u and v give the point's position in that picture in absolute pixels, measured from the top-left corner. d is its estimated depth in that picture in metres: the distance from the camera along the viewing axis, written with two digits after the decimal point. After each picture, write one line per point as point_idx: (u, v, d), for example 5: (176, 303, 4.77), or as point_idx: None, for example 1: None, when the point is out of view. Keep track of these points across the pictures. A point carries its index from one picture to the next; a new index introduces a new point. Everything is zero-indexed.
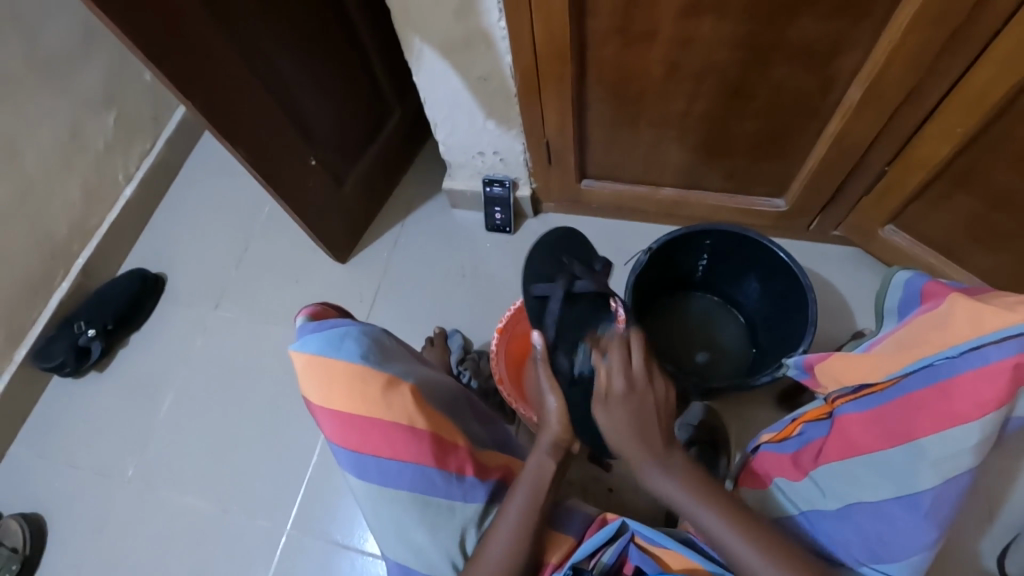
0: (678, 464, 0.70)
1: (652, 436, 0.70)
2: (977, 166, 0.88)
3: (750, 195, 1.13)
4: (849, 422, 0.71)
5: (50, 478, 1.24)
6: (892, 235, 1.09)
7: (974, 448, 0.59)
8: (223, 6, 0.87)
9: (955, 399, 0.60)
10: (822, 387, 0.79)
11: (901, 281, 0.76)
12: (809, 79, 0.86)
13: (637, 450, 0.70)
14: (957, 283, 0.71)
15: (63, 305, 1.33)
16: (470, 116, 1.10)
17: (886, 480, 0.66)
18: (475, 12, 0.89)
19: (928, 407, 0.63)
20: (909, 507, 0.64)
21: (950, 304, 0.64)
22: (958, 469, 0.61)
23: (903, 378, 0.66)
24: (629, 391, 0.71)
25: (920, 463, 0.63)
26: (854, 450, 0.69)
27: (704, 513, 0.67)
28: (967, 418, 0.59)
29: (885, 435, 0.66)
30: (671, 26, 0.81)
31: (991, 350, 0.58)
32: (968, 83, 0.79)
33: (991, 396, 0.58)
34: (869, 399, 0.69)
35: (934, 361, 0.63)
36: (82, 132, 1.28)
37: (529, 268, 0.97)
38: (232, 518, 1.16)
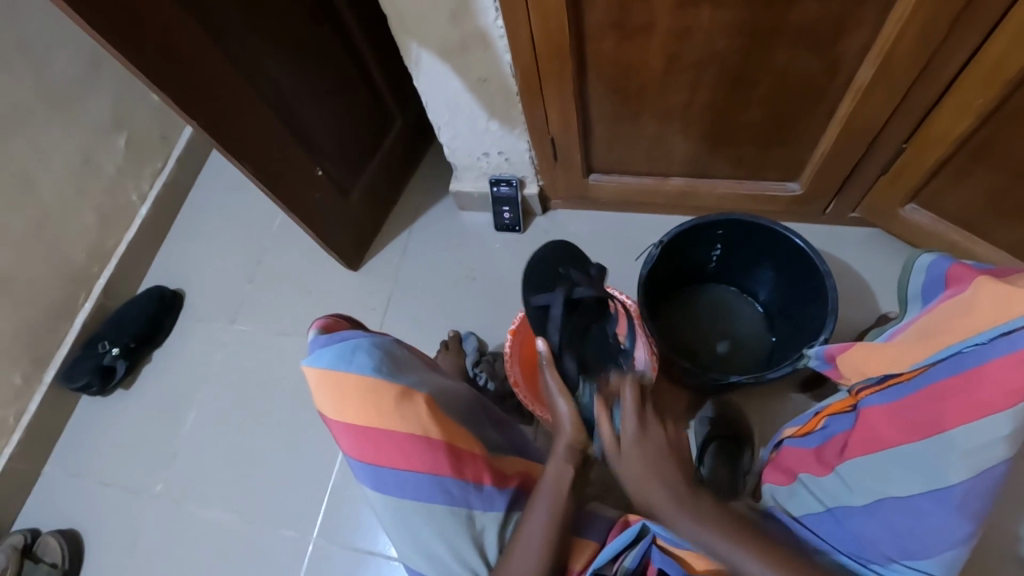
0: (707, 507, 0.68)
1: (672, 476, 0.70)
2: (999, 139, 0.84)
3: (762, 181, 1.11)
4: (872, 414, 0.69)
5: (84, 495, 1.28)
6: (914, 215, 1.05)
7: (1005, 438, 0.57)
8: (219, 25, 0.87)
9: (982, 387, 0.58)
10: (845, 378, 0.77)
11: (925, 265, 0.74)
12: (816, 61, 0.83)
13: (660, 493, 0.69)
14: (985, 265, 0.69)
15: (86, 326, 1.36)
16: (472, 118, 1.09)
17: (912, 474, 0.64)
18: (469, 14, 0.88)
19: (953, 398, 0.60)
20: (939, 501, 0.62)
21: (975, 289, 0.63)
22: (989, 461, 0.58)
23: (929, 367, 0.64)
24: (641, 432, 0.72)
25: (947, 456, 0.61)
26: (880, 444, 0.68)
27: (745, 559, 0.63)
28: (995, 407, 0.56)
29: (910, 428, 0.64)
30: (669, 16, 0.79)
31: (1021, 335, 0.55)
32: (985, 54, 0.76)
33: (1021, 384, 0.55)
34: (895, 390, 0.68)
35: (961, 349, 0.60)
36: (94, 157, 1.31)
37: (528, 281, 1.05)
38: (259, 529, 1.18)
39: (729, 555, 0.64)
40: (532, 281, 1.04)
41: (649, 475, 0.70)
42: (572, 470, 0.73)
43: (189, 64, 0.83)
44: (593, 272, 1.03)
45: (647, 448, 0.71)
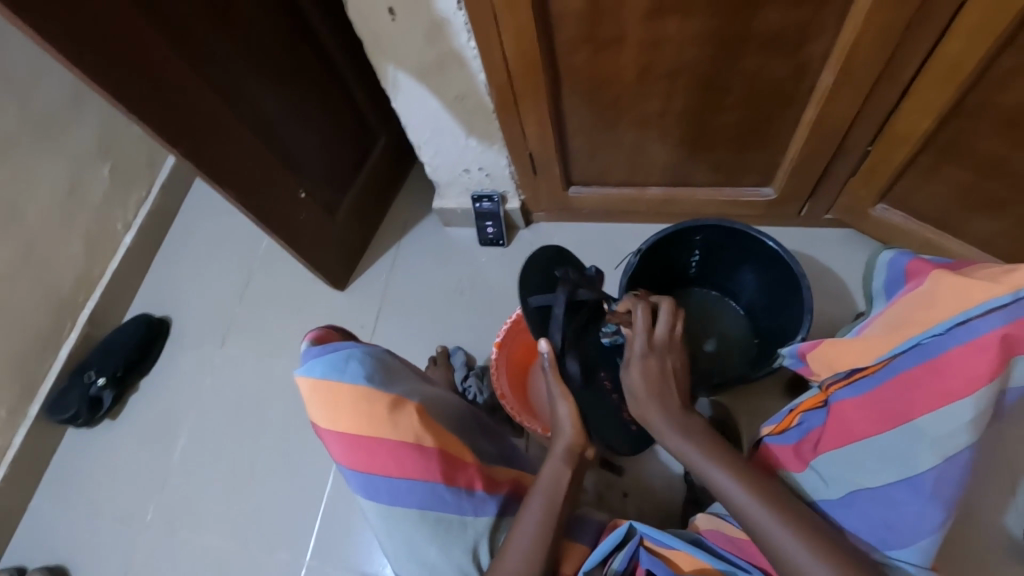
0: (694, 426, 0.74)
1: (669, 398, 0.75)
2: (960, 135, 0.87)
3: (737, 187, 1.13)
4: (846, 407, 0.72)
5: (73, 528, 1.26)
6: (884, 214, 1.08)
7: (970, 424, 0.62)
8: (201, 53, 0.89)
9: (948, 374, 0.63)
10: (815, 375, 0.79)
11: (885, 262, 0.79)
12: (782, 66, 0.86)
13: (655, 411, 0.75)
14: (938, 260, 0.75)
15: (72, 356, 1.35)
16: (453, 135, 1.11)
17: (889, 464, 0.68)
18: (445, 35, 0.91)
19: (923, 386, 0.65)
20: (913, 489, 0.66)
21: (933, 282, 0.68)
22: (956, 447, 0.63)
23: (893, 359, 0.68)
24: (649, 351, 0.76)
25: (921, 444, 0.65)
26: (854, 435, 0.71)
27: (715, 471, 0.70)
28: (961, 394, 0.62)
29: (884, 417, 0.69)
30: (637, 30, 0.82)
31: (978, 323, 0.62)
32: (940, 56, 0.79)
33: (982, 370, 0.61)
34: (863, 383, 0.71)
35: (921, 340, 0.66)
36: (79, 188, 1.32)
37: (525, 280, 0.96)
38: (253, 554, 1.16)
39: (710, 471, 0.71)
40: (529, 279, 0.96)
41: (651, 395, 0.75)
42: (570, 475, 0.74)
43: (171, 92, 0.85)
44: (590, 272, 0.98)
45: (656, 367, 0.75)
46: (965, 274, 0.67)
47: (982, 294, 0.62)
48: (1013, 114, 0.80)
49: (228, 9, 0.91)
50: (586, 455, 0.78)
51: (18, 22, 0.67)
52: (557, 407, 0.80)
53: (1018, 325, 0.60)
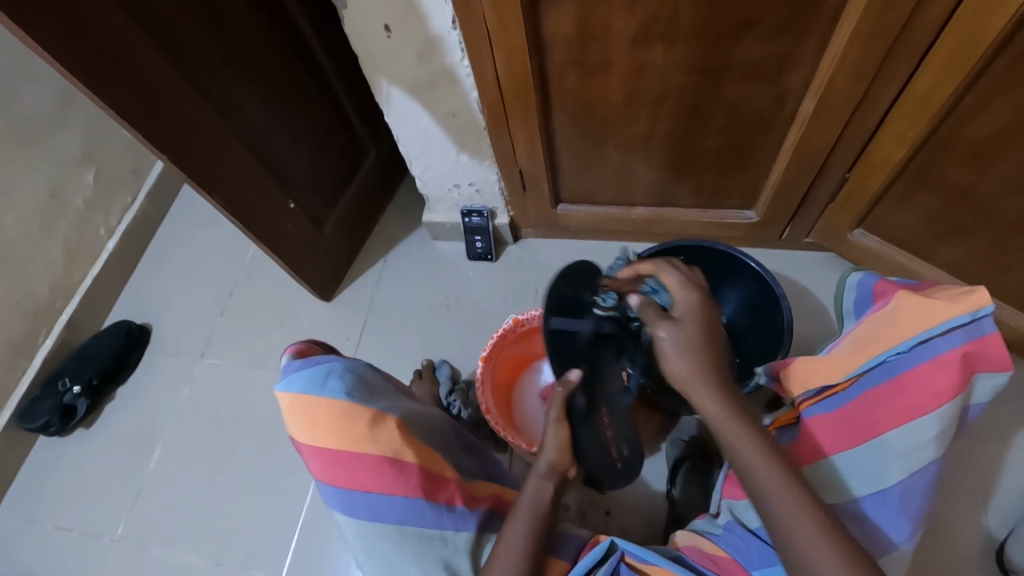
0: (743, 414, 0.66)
1: (718, 368, 0.68)
2: (932, 165, 0.91)
3: (721, 209, 1.16)
4: (817, 423, 0.75)
5: (38, 541, 1.21)
6: (861, 239, 1.11)
7: (935, 438, 0.67)
8: (195, 63, 0.90)
9: (915, 390, 0.68)
10: (786, 393, 0.81)
11: (854, 283, 0.84)
12: (762, 94, 0.89)
13: (705, 389, 0.67)
14: (902, 280, 0.79)
15: (47, 363, 1.32)
16: (443, 151, 1.13)
17: (857, 479, 0.70)
18: (437, 54, 0.93)
19: (890, 401, 0.69)
20: (883, 504, 0.69)
21: (898, 301, 0.72)
22: (920, 461, 0.68)
23: (861, 376, 0.72)
24: (701, 307, 0.70)
25: (888, 459, 0.68)
26: (824, 451, 0.73)
27: (768, 476, 0.63)
28: (926, 409, 0.66)
29: (853, 434, 0.71)
30: (625, 56, 0.85)
31: (940, 341, 0.67)
32: (913, 89, 0.83)
33: (945, 385, 0.66)
34: (832, 400, 0.74)
35: (887, 357, 0.70)
36: (62, 191, 1.30)
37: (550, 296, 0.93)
38: (227, 569, 1.14)
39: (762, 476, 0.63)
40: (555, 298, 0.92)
41: (698, 347, 0.68)
42: (552, 488, 0.73)
43: (161, 99, 0.85)
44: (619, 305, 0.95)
45: (705, 313, 0.70)
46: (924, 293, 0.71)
47: (943, 313, 0.67)
48: (980, 147, 0.84)
49: (222, 21, 0.92)
50: (569, 476, 0.78)
51: (13, 27, 0.67)
52: (544, 442, 0.79)
53: (975, 343, 0.66)
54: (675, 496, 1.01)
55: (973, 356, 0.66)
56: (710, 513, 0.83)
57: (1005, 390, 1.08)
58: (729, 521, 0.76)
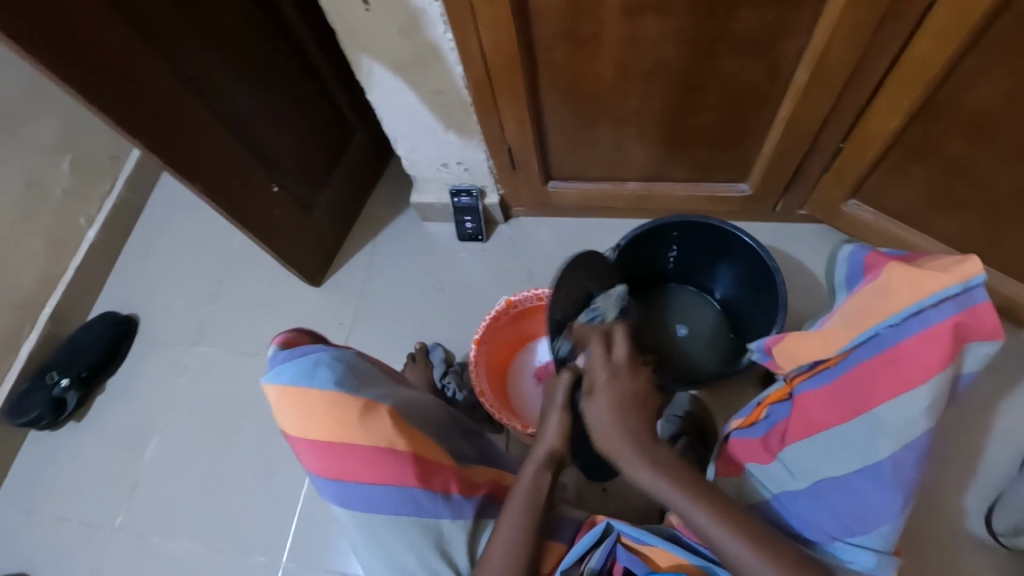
0: (671, 466, 0.70)
1: (641, 433, 0.72)
2: (927, 135, 0.89)
3: (715, 182, 1.14)
4: (809, 399, 0.75)
5: (36, 535, 1.21)
6: (856, 210, 1.10)
7: (926, 410, 0.66)
8: (166, 44, 0.86)
9: (905, 363, 0.67)
10: (780, 367, 0.81)
11: (845, 256, 0.82)
12: (758, 65, 0.87)
13: (629, 452, 0.71)
14: (895, 253, 0.78)
15: (33, 357, 1.30)
16: (430, 130, 1.09)
17: (849, 451, 0.71)
18: (420, 28, 0.89)
19: (881, 374, 0.69)
20: (873, 477, 0.69)
21: (887, 275, 0.70)
22: (913, 433, 0.67)
23: (853, 350, 0.72)
24: (613, 379, 0.75)
25: (879, 432, 0.69)
26: (816, 426, 0.74)
27: (704, 520, 0.66)
28: (917, 381, 0.66)
29: (844, 408, 0.72)
30: (616, 27, 0.82)
31: (931, 313, 0.66)
32: (909, 57, 0.80)
33: (935, 357, 0.65)
34: (825, 374, 0.75)
35: (879, 330, 0.69)
36: (38, 182, 1.29)
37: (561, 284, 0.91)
38: (228, 556, 1.14)
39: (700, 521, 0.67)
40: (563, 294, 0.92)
41: (618, 419, 0.72)
42: (550, 478, 0.73)
43: (135, 84, 0.81)
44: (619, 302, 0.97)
45: (619, 385, 0.75)
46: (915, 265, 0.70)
47: (934, 284, 0.65)
48: (976, 116, 0.82)
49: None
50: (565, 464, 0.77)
51: None
52: (548, 418, 0.78)
53: (967, 313, 0.65)
54: None
55: (963, 327, 0.65)
56: None
57: (998, 359, 1.09)
58: None
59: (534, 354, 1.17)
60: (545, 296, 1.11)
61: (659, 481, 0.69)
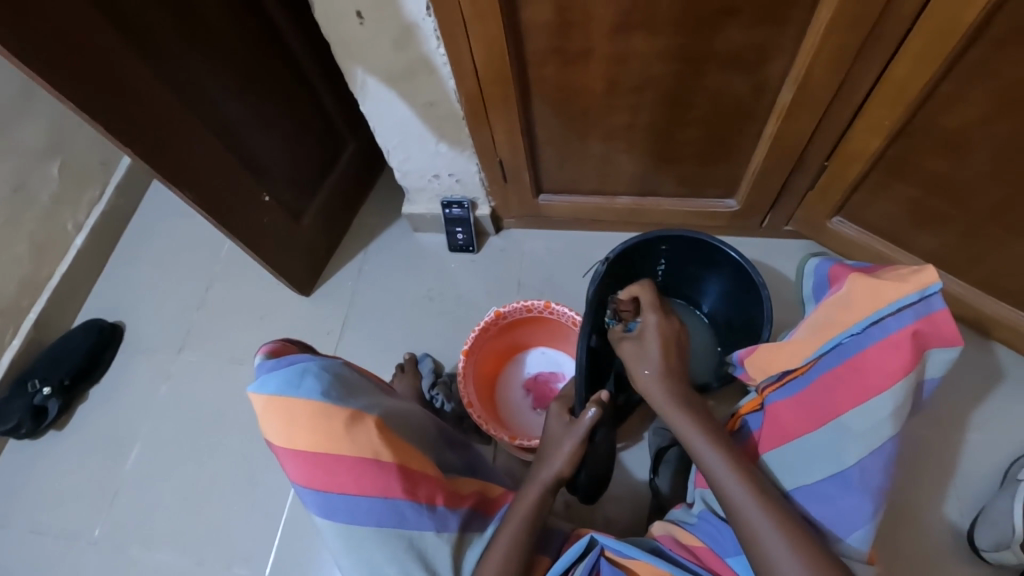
0: (700, 415, 0.76)
1: (676, 378, 0.80)
2: (907, 155, 0.91)
3: (701, 198, 1.16)
4: (780, 408, 0.76)
5: (11, 546, 1.18)
6: (840, 227, 1.12)
7: (891, 416, 0.68)
8: (159, 52, 0.86)
9: (869, 370, 0.69)
10: (752, 379, 0.81)
11: (812, 269, 0.87)
12: (743, 82, 0.89)
13: (663, 392, 0.79)
14: (858, 264, 0.82)
15: (15, 363, 1.28)
16: (423, 141, 1.10)
17: (818, 461, 0.71)
18: (413, 42, 0.90)
19: (847, 382, 0.71)
20: (843, 484, 0.69)
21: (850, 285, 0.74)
22: (879, 440, 0.68)
23: (818, 359, 0.74)
24: (662, 321, 0.84)
25: (846, 440, 0.70)
26: (787, 435, 0.74)
27: (716, 462, 0.71)
28: (882, 387, 0.68)
29: (813, 417, 0.73)
30: (605, 44, 0.83)
31: (890, 321, 0.69)
32: (891, 76, 0.82)
33: (897, 363, 0.68)
34: (793, 384, 0.76)
35: (843, 339, 0.72)
36: (26, 185, 1.27)
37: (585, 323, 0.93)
38: (210, 569, 1.12)
39: (715, 469, 0.71)
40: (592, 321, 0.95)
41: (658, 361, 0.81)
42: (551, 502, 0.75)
43: (130, 93, 0.82)
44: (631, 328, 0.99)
45: (665, 330, 0.84)
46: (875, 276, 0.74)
47: (894, 292, 0.69)
48: (955, 139, 0.84)
49: (187, 8, 0.88)
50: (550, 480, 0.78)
51: None
52: (559, 445, 0.81)
53: (925, 321, 0.68)
54: (662, 489, 1.00)
55: (922, 334, 0.68)
56: (687, 502, 0.85)
57: (981, 375, 1.10)
58: (703, 510, 0.78)
59: (523, 366, 1.17)
60: (535, 307, 1.10)
61: (688, 423, 0.76)
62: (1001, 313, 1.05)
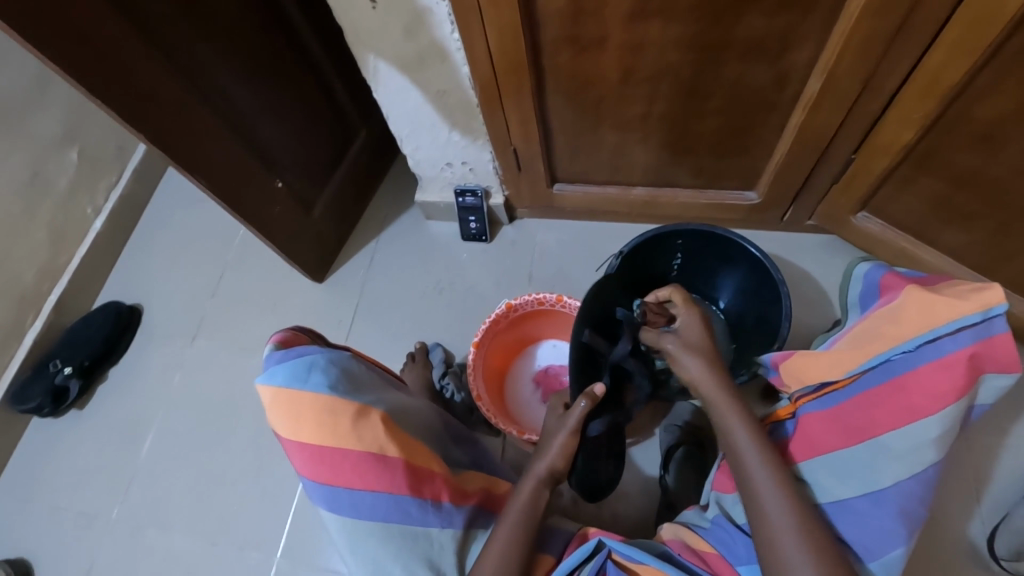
0: (752, 421, 0.72)
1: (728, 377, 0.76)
2: (939, 148, 0.87)
3: (721, 190, 1.12)
4: (813, 421, 0.75)
5: (35, 522, 1.22)
6: (864, 222, 1.07)
7: (934, 440, 0.66)
8: (168, 37, 0.85)
9: (914, 391, 0.67)
10: (786, 386, 0.81)
11: (861, 275, 0.86)
12: (766, 72, 0.85)
13: (717, 391, 0.74)
14: (912, 275, 0.81)
15: (37, 344, 1.31)
16: (435, 129, 1.08)
17: (848, 479, 0.70)
18: (425, 27, 0.88)
19: (889, 402, 0.69)
20: (876, 504, 0.68)
21: (904, 298, 0.72)
22: (919, 463, 0.67)
23: (861, 375, 0.72)
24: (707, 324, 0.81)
25: (882, 460, 0.68)
26: (818, 448, 0.73)
27: (763, 475, 0.68)
28: (927, 411, 0.66)
29: (847, 433, 0.71)
30: (622, 31, 0.80)
31: (946, 341, 0.66)
32: (925, 66, 0.78)
33: (947, 387, 0.65)
34: (830, 397, 0.74)
35: (890, 356, 0.69)
36: (45, 172, 1.30)
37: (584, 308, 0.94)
38: (223, 550, 1.15)
39: (760, 481, 0.68)
40: (587, 311, 0.94)
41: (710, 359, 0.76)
42: (547, 495, 0.74)
43: (139, 80, 0.81)
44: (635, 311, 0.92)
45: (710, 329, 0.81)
46: (934, 290, 0.70)
47: (953, 311, 0.65)
48: (990, 131, 0.80)
49: None
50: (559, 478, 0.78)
51: None
52: (553, 439, 0.80)
53: (983, 344, 0.64)
54: (668, 483, 1.01)
55: (979, 357, 0.65)
56: (700, 504, 0.84)
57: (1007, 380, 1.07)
58: (716, 516, 0.77)
59: (535, 358, 1.16)
60: (546, 301, 1.09)
61: (744, 430, 0.71)
62: None
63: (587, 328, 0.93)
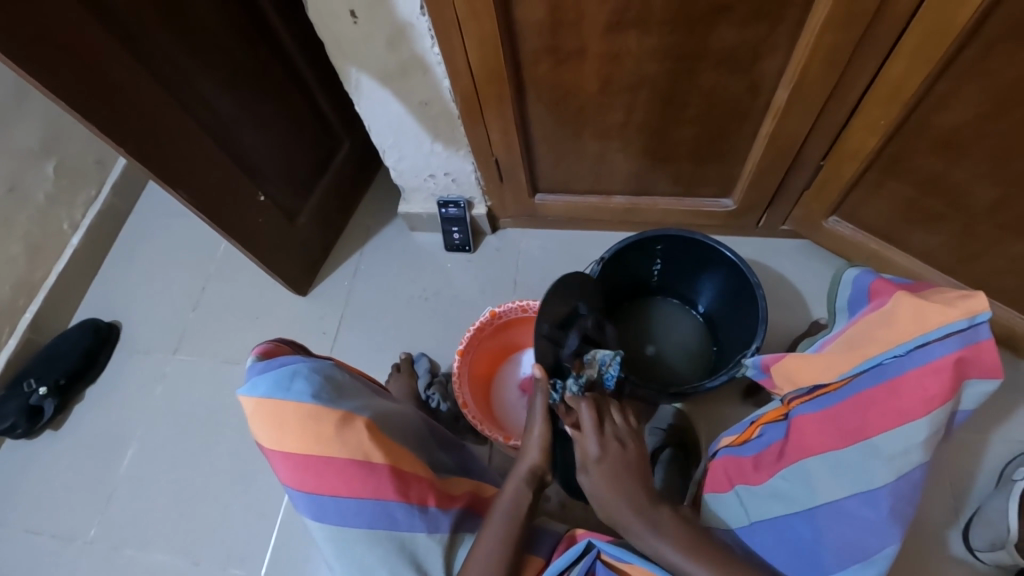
0: (666, 519, 0.73)
1: (633, 489, 0.74)
2: (902, 154, 0.91)
3: (697, 198, 1.15)
4: (807, 422, 0.77)
5: (7, 547, 1.18)
6: (835, 226, 1.11)
7: (922, 443, 0.68)
8: (149, 50, 0.85)
9: (903, 393, 0.69)
10: (778, 388, 0.84)
11: (850, 279, 0.85)
12: (738, 81, 0.88)
13: (624, 507, 0.73)
14: (898, 279, 0.82)
15: (11, 363, 1.29)
16: (417, 140, 1.10)
17: (842, 479, 0.73)
18: (406, 41, 0.90)
19: (880, 404, 0.71)
20: (869, 504, 0.70)
21: (895, 302, 0.74)
22: (907, 464, 0.69)
23: (853, 378, 0.75)
24: (605, 453, 0.76)
25: (875, 460, 0.70)
26: (813, 449, 0.76)
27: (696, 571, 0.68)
28: (916, 413, 0.68)
29: (841, 434, 0.74)
30: (600, 42, 0.83)
31: (936, 346, 0.68)
32: (885, 76, 0.82)
33: (937, 390, 0.67)
34: (823, 399, 0.77)
35: (883, 359, 0.72)
36: (21, 186, 1.26)
37: (551, 295, 0.91)
38: (205, 568, 1.12)
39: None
40: (552, 308, 0.91)
41: (612, 487, 0.74)
42: (531, 495, 0.75)
43: (120, 91, 0.81)
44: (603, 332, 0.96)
45: (610, 458, 0.76)
46: (922, 296, 0.73)
47: (942, 318, 0.68)
48: (950, 135, 0.84)
49: (179, 6, 0.88)
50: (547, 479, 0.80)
51: None
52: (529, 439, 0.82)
53: (970, 349, 0.67)
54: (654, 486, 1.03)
55: (966, 362, 0.67)
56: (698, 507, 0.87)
57: None
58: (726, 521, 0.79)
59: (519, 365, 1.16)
60: (530, 307, 1.11)
61: (661, 541, 0.71)
62: (997, 312, 1.05)
63: (550, 323, 0.90)
